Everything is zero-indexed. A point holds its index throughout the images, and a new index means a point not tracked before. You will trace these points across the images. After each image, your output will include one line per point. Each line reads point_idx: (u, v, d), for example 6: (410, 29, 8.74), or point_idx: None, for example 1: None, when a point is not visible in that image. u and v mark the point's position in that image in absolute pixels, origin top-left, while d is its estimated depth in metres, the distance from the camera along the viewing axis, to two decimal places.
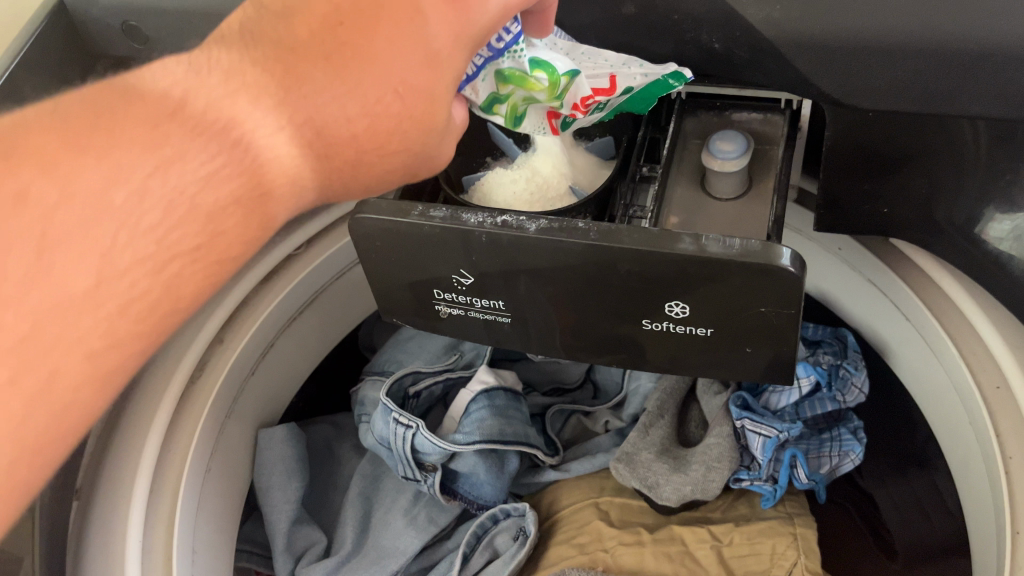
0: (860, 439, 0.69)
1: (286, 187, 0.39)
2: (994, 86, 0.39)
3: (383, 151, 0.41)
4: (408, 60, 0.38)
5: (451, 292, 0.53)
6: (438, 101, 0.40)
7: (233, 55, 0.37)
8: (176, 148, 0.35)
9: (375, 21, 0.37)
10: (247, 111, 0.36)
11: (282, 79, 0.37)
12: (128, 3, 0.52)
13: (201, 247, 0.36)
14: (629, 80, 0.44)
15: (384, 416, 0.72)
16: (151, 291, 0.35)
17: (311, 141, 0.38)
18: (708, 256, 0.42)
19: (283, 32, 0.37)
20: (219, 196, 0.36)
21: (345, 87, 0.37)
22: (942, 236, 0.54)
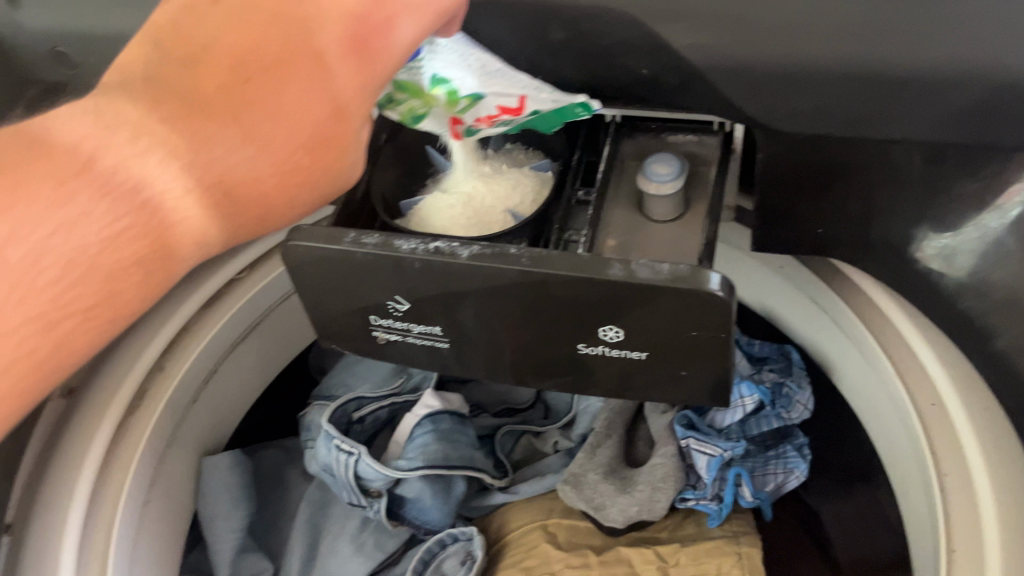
0: (805, 456, 0.70)
1: (190, 247, 0.40)
2: (916, 109, 0.39)
3: (290, 204, 0.42)
4: (314, 116, 0.40)
5: (388, 318, 0.52)
6: (345, 152, 0.42)
7: (138, 111, 0.38)
8: (80, 207, 0.36)
9: (281, 76, 0.39)
10: (158, 170, 0.37)
11: (192, 136, 0.38)
12: (54, 29, 0.51)
13: (96, 306, 0.37)
14: (539, 104, 0.45)
15: (326, 443, 0.72)
16: (38, 350, 0.36)
17: (221, 198, 0.39)
18: (638, 282, 0.42)
19: (190, 83, 0.39)
20: (123, 257, 0.37)
21: (255, 143, 0.39)
22: (876, 255, 0.54)
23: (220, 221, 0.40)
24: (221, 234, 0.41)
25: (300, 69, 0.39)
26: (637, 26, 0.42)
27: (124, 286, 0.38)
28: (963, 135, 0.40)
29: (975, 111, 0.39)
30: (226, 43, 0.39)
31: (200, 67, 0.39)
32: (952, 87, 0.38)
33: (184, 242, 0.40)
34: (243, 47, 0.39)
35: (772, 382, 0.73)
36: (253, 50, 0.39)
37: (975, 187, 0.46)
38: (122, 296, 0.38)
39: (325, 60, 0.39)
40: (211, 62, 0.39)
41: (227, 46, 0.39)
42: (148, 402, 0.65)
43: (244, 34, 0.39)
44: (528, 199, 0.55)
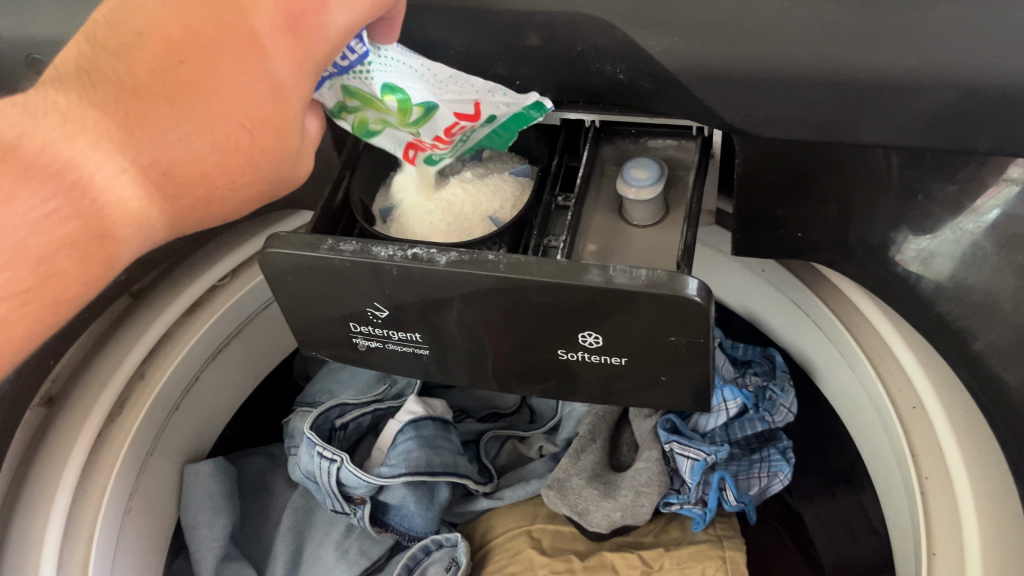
0: (789, 460, 0.69)
1: (130, 227, 0.41)
2: (887, 114, 0.39)
3: (236, 185, 0.42)
4: (249, 98, 0.39)
5: (368, 325, 0.52)
6: (287, 132, 0.41)
7: (70, 98, 0.39)
8: (5, 192, 0.38)
9: (210, 59, 0.38)
10: (87, 152, 0.38)
11: (123, 120, 0.39)
12: (29, 37, 0.51)
13: (29, 291, 0.39)
14: (493, 108, 0.46)
15: (309, 450, 0.71)
16: None
17: (160, 181, 0.40)
18: (615, 288, 0.42)
19: (122, 69, 0.39)
20: (54, 241, 0.39)
21: (186, 126, 0.39)
22: (854, 259, 0.54)
23: (163, 202, 0.41)
24: (167, 215, 0.42)
25: (231, 50, 0.38)
26: (612, 31, 0.42)
27: (59, 268, 0.40)
28: (936, 139, 0.40)
29: (948, 115, 0.39)
30: (159, 27, 0.39)
31: (132, 52, 0.39)
32: (925, 91, 0.38)
33: (121, 224, 0.41)
34: (173, 30, 0.39)
35: (755, 385, 0.72)
36: (183, 32, 0.38)
37: (952, 190, 0.46)
38: (55, 278, 0.40)
39: (256, 39, 0.39)
40: (143, 46, 0.39)
41: (160, 29, 0.39)
42: (129, 410, 0.65)
43: (176, 18, 0.39)
44: (509, 204, 0.56)
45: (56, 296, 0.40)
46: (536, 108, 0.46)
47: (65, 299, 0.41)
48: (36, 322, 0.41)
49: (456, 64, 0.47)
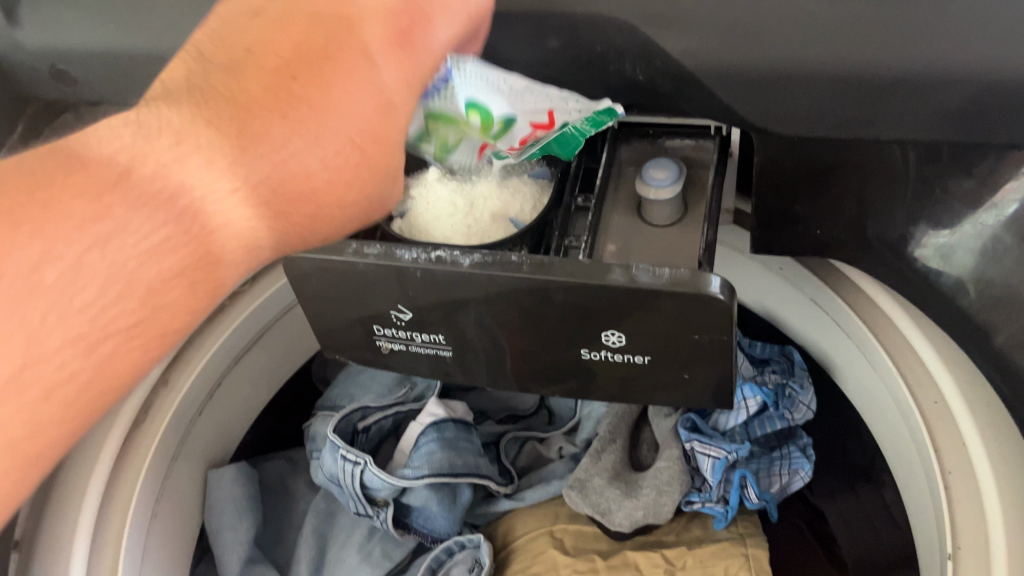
0: (809, 456, 0.70)
1: (239, 253, 0.34)
2: (908, 111, 0.40)
3: (345, 207, 0.36)
4: (364, 112, 0.34)
5: (391, 327, 0.53)
6: (394, 149, 0.36)
7: (183, 114, 0.32)
8: (117, 221, 0.30)
9: (332, 74, 0.33)
10: (196, 176, 0.31)
11: (232, 147, 0.32)
12: (53, 48, 0.52)
13: (136, 324, 0.32)
14: (567, 115, 0.45)
15: (332, 453, 0.72)
16: (81, 373, 0.31)
17: (274, 209, 0.33)
18: (639, 286, 0.42)
19: (231, 85, 0.33)
20: (167, 271, 0.32)
21: (305, 147, 0.33)
22: (873, 255, 0.55)
23: (272, 229, 0.34)
24: (274, 236, 0.35)
25: (351, 66, 0.33)
26: (631, 32, 0.42)
27: (169, 299, 0.32)
28: (957, 134, 0.40)
29: (968, 110, 0.39)
30: (271, 44, 0.34)
31: (242, 68, 0.33)
32: (945, 86, 0.38)
33: (229, 252, 0.34)
34: (286, 47, 0.34)
35: (774, 383, 0.72)
36: (306, 46, 0.33)
37: (970, 185, 0.46)
38: (166, 310, 0.32)
39: (382, 53, 0.34)
40: (254, 62, 0.33)
41: (273, 47, 0.34)
42: (154, 417, 0.65)
43: (289, 34, 0.34)
44: (529, 206, 0.56)
45: (169, 330, 0.33)
46: (608, 114, 0.45)
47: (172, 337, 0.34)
48: (128, 356, 0.32)
49: None
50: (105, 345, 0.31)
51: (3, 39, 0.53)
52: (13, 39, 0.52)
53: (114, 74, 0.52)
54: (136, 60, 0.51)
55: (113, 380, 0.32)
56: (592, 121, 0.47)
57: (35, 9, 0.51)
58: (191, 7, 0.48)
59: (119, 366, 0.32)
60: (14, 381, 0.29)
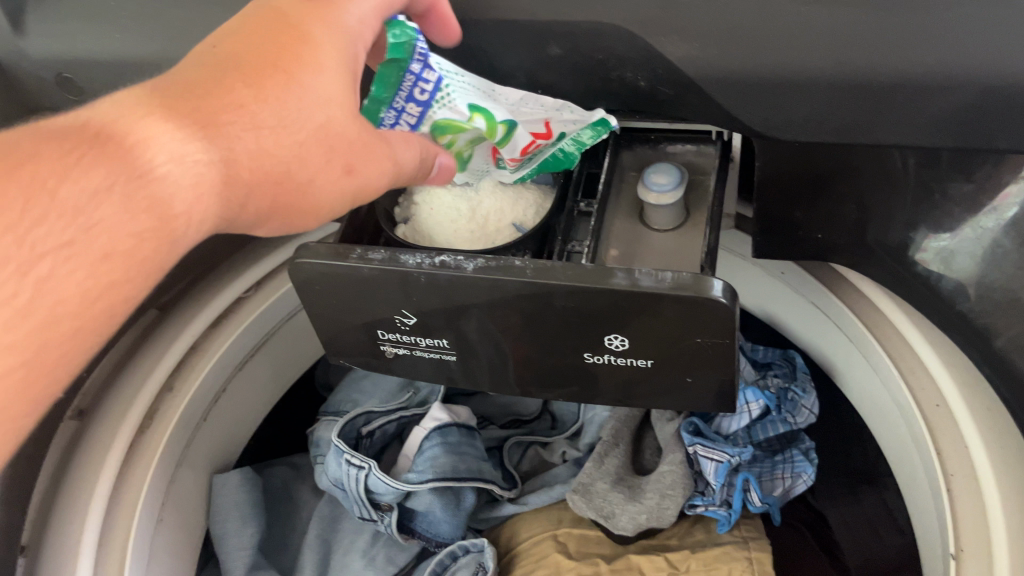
0: (812, 460, 0.70)
1: (189, 209, 0.38)
2: (907, 117, 0.40)
3: (292, 184, 0.42)
4: (315, 96, 0.41)
5: (395, 332, 0.53)
6: (339, 130, 0.42)
7: (143, 94, 0.39)
8: (62, 161, 0.35)
9: (267, 46, 0.41)
10: (149, 132, 0.37)
11: (186, 105, 0.38)
12: (60, 58, 0.52)
13: (76, 253, 0.35)
14: (562, 124, 0.48)
15: (338, 457, 0.73)
16: (19, 297, 0.33)
17: (236, 151, 0.39)
18: (640, 290, 0.42)
19: (190, 75, 0.40)
20: (110, 216, 0.35)
21: (254, 96, 0.40)
22: (873, 259, 0.55)
23: (231, 181, 0.39)
24: (234, 189, 0.40)
25: (283, 38, 0.42)
26: (633, 40, 0.42)
27: (115, 248, 0.36)
28: (956, 139, 0.41)
29: (966, 115, 0.39)
30: (227, 46, 0.41)
31: (199, 64, 0.41)
32: (943, 92, 0.38)
33: (178, 211, 0.37)
34: (239, 45, 0.41)
35: (777, 387, 0.73)
36: (235, 36, 0.42)
37: (969, 189, 0.46)
38: (111, 259, 0.36)
39: (304, 23, 0.43)
40: (210, 59, 0.41)
41: (228, 46, 0.41)
42: (160, 421, 0.66)
43: (241, 37, 0.42)
44: (531, 212, 0.56)
45: (117, 280, 0.36)
46: (603, 125, 0.47)
47: (119, 292, 0.37)
48: (73, 299, 0.35)
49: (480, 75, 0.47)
50: (48, 281, 0.34)
51: (10, 48, 0.53)
52: (21, 49, 0.53)
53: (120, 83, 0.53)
54: (142, 69, 0.51)
55: (66, 326, 0.35)
56: (592, 135, 0.48)
57: (42, 19, 0.52)
58: (194, 16, 0.48)
59: (66, 308, 0.35)
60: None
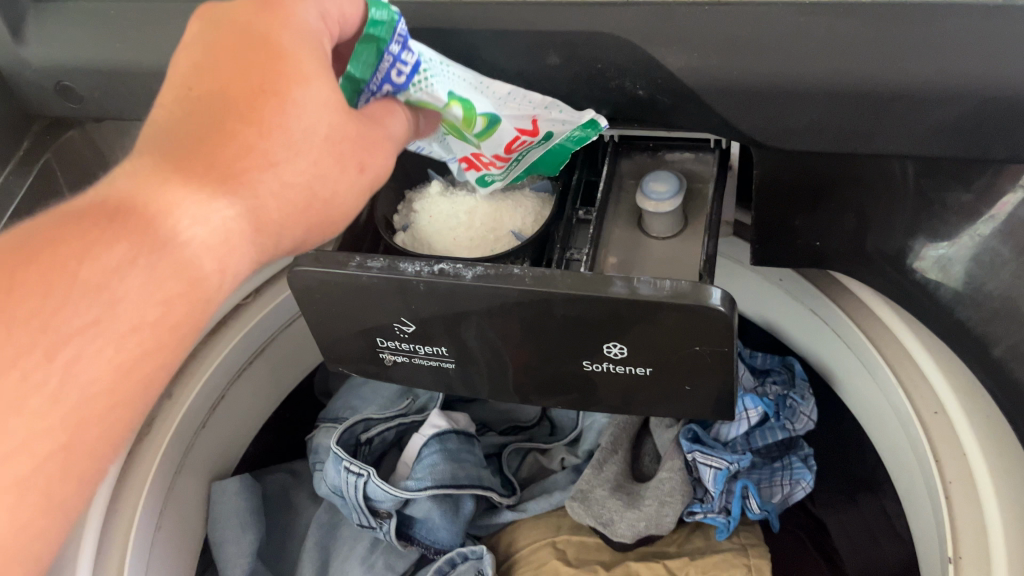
0: (811, 467, 0.70)
1: (224, 267, 0.37)
2: (906, 127, 0.40)
3: (320, 203, 0.39)
4: (321, 119, 0.37)
5: (394, 340, 0.53)
6: (352, 138, 0.39)
7: (149, 162, 0.35)
8: (88, 243, 0.34)
9: (244, 68, 0.35)
10: (169, 202, 0.35)
11: (194, 162, 0.35)
12: (60, 66, 0.52)
13: (103, 334, 0.34)
14: (551, 123, 0.46)
15: (336, 465, 0.73)
16: (47, 384, 0.33)
17: (261, 194, 0.36)
18: (640, 298, 0.42)
19: (181, 129, 0.35)
20: (136, 290, 0.34)
21: (255, 130, 0.35)
22: (873, 267, 0.55)
23: (263, 224, 0.38)
24: (268, 229, 0.38)
25: (259, 53, 0.35)
26: (632, 50, 0.42)
27: (143, 316, 0.35)
28: (954, 148, 0.41)
29: (964, 125, 0.39)
30: (206, 80, 0.36)
31: (186, 110, 0.35)
32: (941, 102, 0.39)
33: (210, 270, 0.37)
34: (218, 78, 0.35)
35: (775, 394, 0.73)
36: (206, 57, 0.36)
37: (968, 199, 0.46)
38: (142, 328, 0.35)
39: (274, 28, 0.36)
40: (192, 102, 0.36)
41: (206, 80, 0.36)
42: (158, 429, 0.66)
43: (214, 65, 0.36)
44: (530, 219, 0.56)
45: (147, 347, 0.35)
46: (591, 127, 0.46)
47: (156, 360, 0.36)
48: (107, 376, 0.34)
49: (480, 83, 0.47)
50: (77, 361, 0.33)
51: (9, 55, 0.53)
52: (21, 56, 0.53)
53: (118, 90, 0.53)
54: (141, 76, 0.51)
55: (100, 403, 0.35)
56: (582, 135, 0.47)
57: (42, 26, 0.52)
58: None
59: (102, 386, 0.34)
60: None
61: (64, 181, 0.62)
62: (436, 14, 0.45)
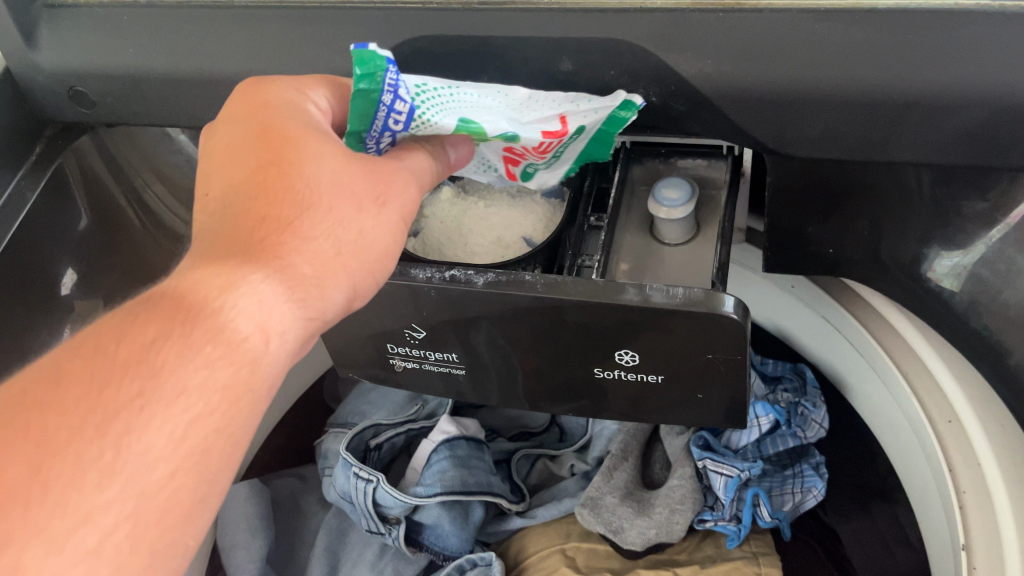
0: (823, 474, 0.69)
1: (271, 333, 0.34)
2: (920, 135, 0.40)
3: (356, 249, 0.37)
4: (323, 168, 0.36)
5: (404, 346, 0.53)
6: (366, 176, 0.37)
7: (190, 263, 0.35)
8: (131, 325, 0.32)
9: (244, 155, 0.36)
10: (199, 280, 0.34)
11: (220, 247, 0.35)
12: (72, 72, 0.53)
13: (153, 402, 0.31)
14: (580, 119, 0.42)
15: (346, 471, 0.73)
16: (105, 457, 0.29)
17: (289, 257, 0.35)
18: (653, 306, 0.42)
19: (209, 229, 0.36)
20: (177, 361, 0.32)
21: (263, 202, 0.35)
22: (887, 275, 0.55)
23: (303, 289, 0.35)
24: (311, 290, 0.35)
25: (252, 138, 0.37)
26: (646, 57, 0.42)
27: (187, 384, 0.31)
28: (970, 156, 0.41)
29: (979, 134, 0.39)
30: (218, 179, 0.37)
31: (210, 211, 0.36)
32: (956, 109, 0.38)
33: (252, 334, 0.34)
34: (225, 173, 0.36)
35: (787, 401, 0.71)
36: (214, 162, 0.37)
37: (983, 207, 0.46)
38: (189, 395, 0.31)
39: (259, 114, 0.37)
40: (211, 203, 0.37)
41: (218, 178, 0.37)
42: None
43: (223, 164, 0.37)
44: (540, 226, 0.56)
45: (201, 417, 0.32)
46: (626, 107, 0.43)
47: (213, 434, 0.32)
48: (164, 452, 0.30)
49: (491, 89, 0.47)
50: (128, 435, 0.30)
51: (22, 60, 0.53)
52: (33, 60, 0.53)
53: (130, 95, 0.53)
54: (153, 82, 0.51)
55: (160, 480, 0.30)
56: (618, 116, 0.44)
57: (54, 31, 0.52)
58: (209, 30, 0.48)
59: (161, 463, 0.30)
60: (35, 486, 0.28)
61: (77, 186, 0.62)
62: (449, 19, 0.44)
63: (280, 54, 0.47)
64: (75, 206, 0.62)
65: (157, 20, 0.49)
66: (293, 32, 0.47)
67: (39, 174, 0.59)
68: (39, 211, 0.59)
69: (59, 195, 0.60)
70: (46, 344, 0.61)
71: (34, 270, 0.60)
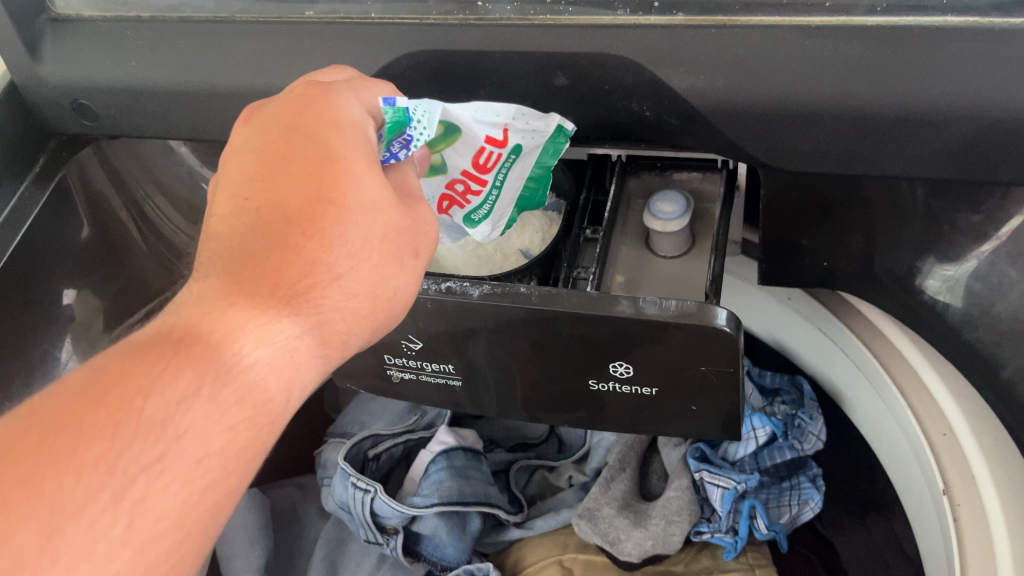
0: (819, 487, 0.70)
1: (290, 389, 0.35)
2: (912, 151, 0.41)
3: (376, 305, 0.37)
4: (376, 223, 0.36)
5: (402, 357, 0.54)
6: (407, 232, 0.38)
7: (215, 284, 0.33)
8: (151, 376, 0.31)
9: (297, 177, 0.35)
10: (234, 321, 0.33)
11: (258, 281, 0.33)
12: (76, 86, 0.53)
13: (173, 472, 0.30)
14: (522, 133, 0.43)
15: (343, 480, 0.74)
16: (117, 527, 0.29)
17: (326, 309, 0.35)
18: (645, 319, 0.42)
19: (240, 246, 0.34)
20: (200, 423, 0.31)
21: (317, 244, 0.34)
22: (882, 288, 0.55)
23: (329, 341, 0.36)
24: (336, 343, 0.36)
25: (315, 163, 0.35)
26: (639, 72, 0.43)
27: (209, 448, 0.31)
28: (962, 170, 0.41)
29: (968, 149, 0.40)
30: (263, 192, 0.35)
31: (245, 224, 0.34)
32: (945, 124, 0.39)
33: (275, 390, 0.34)
34: (271, 189, 0.35)
35: (784, 413, 0.72)
36: (259, 169, 0.36)
37: (976, 220, 0.46)
38: (210, 459, 0.31)
39: (322, 135, 0.36)
40: (249, 217, 0.35)
41: (260, 192, 0.35)
42: None
43: (267, 177, 0.35)
44: (538, 238, 0.57)
45: (217, 481, 0.32)
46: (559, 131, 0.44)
47: (224, 495, 0.32)
48: (174, 518, 0.30)
49: (488, 103, 0.48)
50: (144, 502, 0.29)
51: (27, 73, 0.54)
52: (37, 73, 0.53)
53: (131, 108, 0.54)
54: (152, 96, 0.52)
55: (167, 546, 0.30)
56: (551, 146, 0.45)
57: (58, 46, 0.52)
58: (208, 43, 0.49)
59: (172, 529, 0.30)
60: (44, 553, 0.27)
61: (79, 198, 0.63)
62: (444, 34, 0.45)
63: (278, 69, 0.48)
64: (78, 216, 0.63)
65: (157, 34, 0.50)
66: (292, 47, 0.48)
67: (44, 183, 0.59)
68: (44, 219, 0.59)
69: (61, 205, 0.61)
70: (48, 353, 0.62)
71: (38, 279, 0.60)
